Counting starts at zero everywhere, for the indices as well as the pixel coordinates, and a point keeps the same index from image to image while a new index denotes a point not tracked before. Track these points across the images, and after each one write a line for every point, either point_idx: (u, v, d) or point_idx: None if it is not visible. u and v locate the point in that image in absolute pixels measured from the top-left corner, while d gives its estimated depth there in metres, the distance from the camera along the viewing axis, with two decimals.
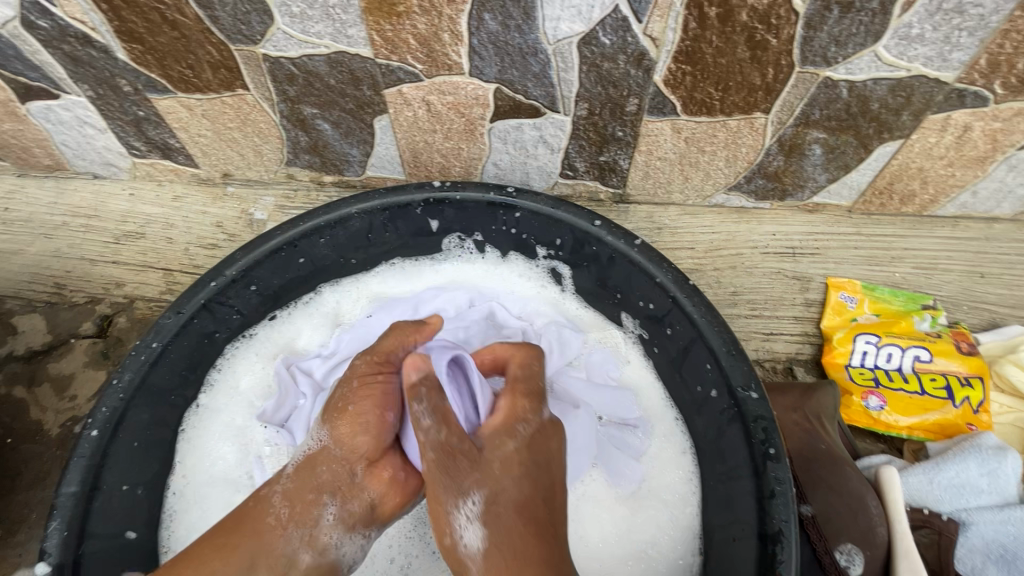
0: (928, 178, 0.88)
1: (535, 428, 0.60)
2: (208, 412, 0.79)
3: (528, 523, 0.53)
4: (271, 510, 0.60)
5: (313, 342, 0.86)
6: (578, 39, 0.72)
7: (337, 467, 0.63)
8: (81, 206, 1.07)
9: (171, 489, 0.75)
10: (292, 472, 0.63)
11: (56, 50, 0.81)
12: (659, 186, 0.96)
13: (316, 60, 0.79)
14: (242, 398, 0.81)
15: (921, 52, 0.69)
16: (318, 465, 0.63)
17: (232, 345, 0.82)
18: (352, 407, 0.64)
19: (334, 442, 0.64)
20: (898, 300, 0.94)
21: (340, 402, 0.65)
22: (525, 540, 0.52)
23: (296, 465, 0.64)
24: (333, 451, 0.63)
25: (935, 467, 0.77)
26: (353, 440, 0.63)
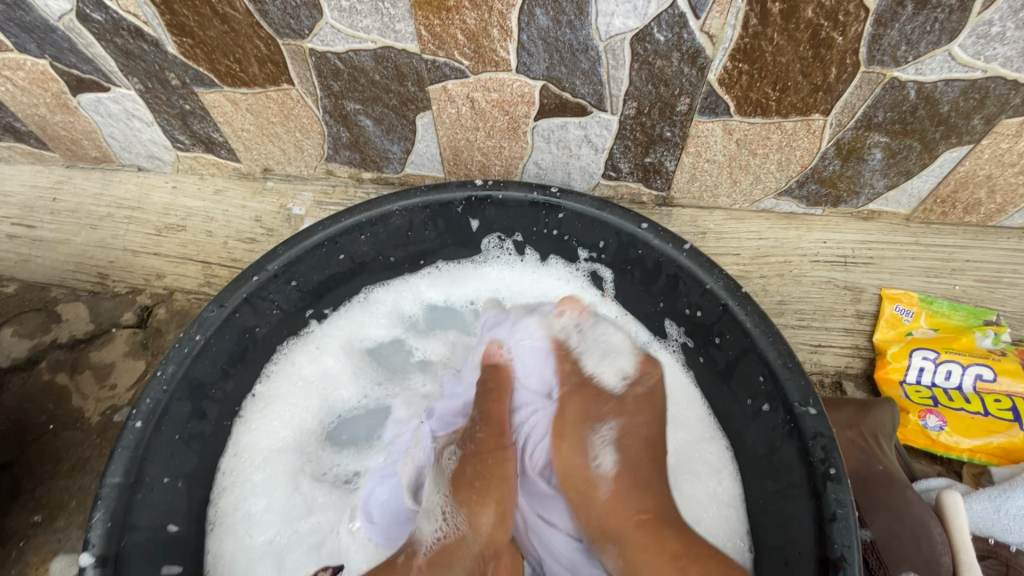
0: (996, 186, 0.83)
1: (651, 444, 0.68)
2: (262, 401, 0.82)
3: (652, 456, 0.67)
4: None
5: (377, 332, 0.89)
6: (632, 35, 0.69)
7: (472, 560, 0.64)
8: (125, 198, 1.09)
9: (225, 462, 0.78)
10: (426, 563, 0.63)
11: (109, 43, 0.82)
12: (706, 189, 0.93)
13: (362, 56, 0.78)
14: (300, 382, 0.84)
15: (1001, 51, 0.65)
16: (455, 557, 0.63)
17: (288, 343, 0.84)
18: (488, 496, 0.65)
19: (471, 534, 0.64)
20: (957, 314, 0.89)
21: (478, 483, 0.66)
22: (648, 467, 0.67)
23: (429, 558, 0.64)
24: (469, 542, 0.64)
25: (1002, 495, 0.72)
26: (489, 531, 0.65)
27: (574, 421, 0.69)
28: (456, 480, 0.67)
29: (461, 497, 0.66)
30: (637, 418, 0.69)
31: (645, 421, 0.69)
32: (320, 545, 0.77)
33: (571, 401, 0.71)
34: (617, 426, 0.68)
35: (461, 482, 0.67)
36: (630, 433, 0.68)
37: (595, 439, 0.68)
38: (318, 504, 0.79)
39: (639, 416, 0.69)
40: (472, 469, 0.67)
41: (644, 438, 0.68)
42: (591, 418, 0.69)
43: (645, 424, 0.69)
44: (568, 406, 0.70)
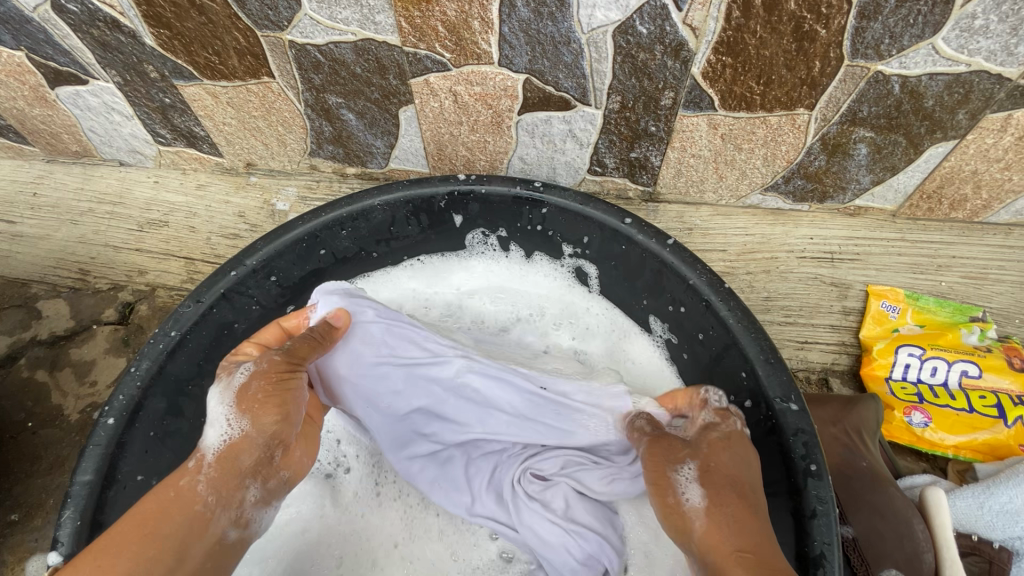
0: (981, 182, 0.83)
1: (740, 482, 0.59)
2: None
3: (742, 498, 0.57)
4: (198, 498, 0.56)
5: None
6: (614, 27, 0.68)
7: (259, 453, 0.60)
8: (106, 193, 1.07)
9: None
10: (214, 461, 0.58)
11: (86, 35, 0.81)
12: (692, 184, 0.92)
13: (342, 48, 0.77)
14: None
15: (984, 45, 0.64)
16: (241, 453, 0.59)
17: None
18: (273, 401, 0.61)
19: (256, 429, 0.60)
20: (944, 311, 0.89)
21: (262, 396, 0.61)
22: (742, 511, 0.56)
23: (217, 452, 0.59)
24: (255, 438, 0.60)
25: (986, 491, 0.72)
26: (273, 426, 0.61)
27: (653, 460, 0.63)
28: (242, 393, 0.61)
29: (244, 403, 0.60)
30: (732, 460, 0.60)
31: (733, 462, 0.60)
32: (303, 533, 0.80)
33: (653, 449, 0.64)
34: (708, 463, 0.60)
35: (244, 395, 0.61)
36: (720, 474, 0.59)
37: (677, 484, 0.60)
38: (296, 494, 0.81)
39: (722, 460, 0.60)
40: (259, 385, 0.62)
41: (741, 485, 0.58)
42: (671, 458, 0.62)
43: (732, 465, 0.60)
44: (645, 457, 0.65)
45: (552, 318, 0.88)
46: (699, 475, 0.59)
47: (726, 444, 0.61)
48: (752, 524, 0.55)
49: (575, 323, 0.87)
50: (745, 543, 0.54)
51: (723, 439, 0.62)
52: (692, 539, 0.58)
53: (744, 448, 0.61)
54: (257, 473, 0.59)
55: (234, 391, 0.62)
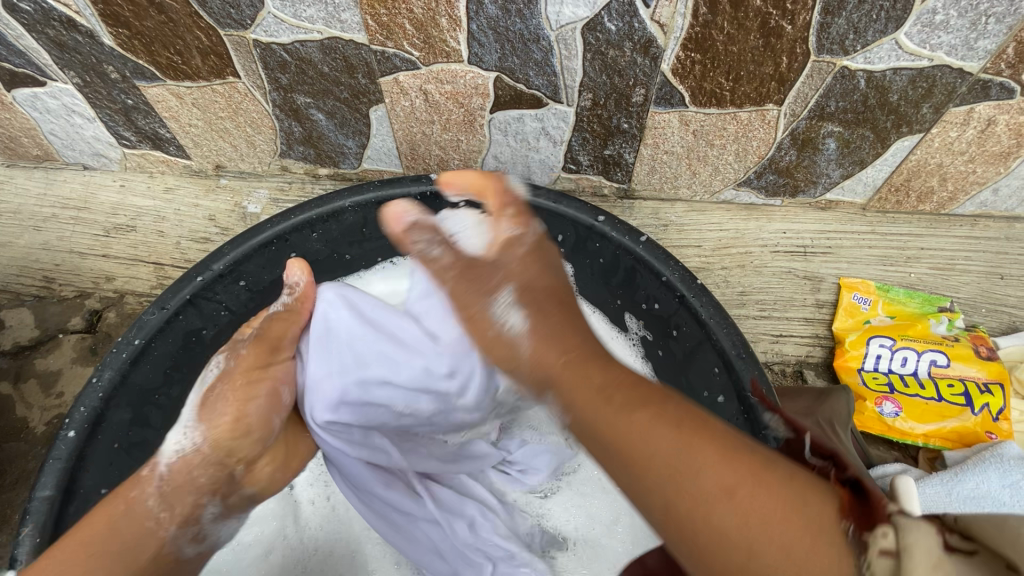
0: (947, 175, 0.84)
1: (546, 282, 0.57)
2: None
3: (560, 307, 0.55)
4: (149, 514, 0.58)
5: None
6: (582, 24, 0.68)
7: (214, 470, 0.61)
8: (70, 198, 1.04)
9: None
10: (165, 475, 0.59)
11: (40, 35, 0.78)
12: (666, 180, 0.92)
13: (308, 47, 0.75)
14: None
15: (946, 40, 0.65)
16: (194, 467, 0.60)
17: None
18: (232, 406, 0.62)
19: (211, 444, 0.61)
20: (913, 302, 0.91)
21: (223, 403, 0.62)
22: (565, 326, 0.53)
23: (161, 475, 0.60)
24: (208, 453, 0.61)
25: (954, 478, 0.75)
26: (232, 443, 0.61)
27: (468, 297, 0.57)
28: (209, 398, 0.63)
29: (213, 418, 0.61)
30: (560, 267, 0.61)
31: (557, 289, 0.57)
32: (269, 552, 0.79)
33: (461, 281, 0.58)
34: (518, 288, 0.56)
35: (208, 403, 0.63)
36: (534, 292, 0.56)
37: (498, 313, 0.55)
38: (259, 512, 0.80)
39: (540, 281, 0.57)
40: (229, 416, 0.61)
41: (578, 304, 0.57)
42: (483, 290, 0.57)
43: (545, 287, 0.57)
44: (457, 294, 0.58)
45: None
46: (518, 298, 0.55)
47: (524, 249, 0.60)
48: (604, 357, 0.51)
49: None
50: (604, 368, 0.50)
51: (530, 252, 0.60)
52: (521, 365, 0.53)
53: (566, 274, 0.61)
54: (214, 490, 0.61)
55: (202, 389, 0.64)
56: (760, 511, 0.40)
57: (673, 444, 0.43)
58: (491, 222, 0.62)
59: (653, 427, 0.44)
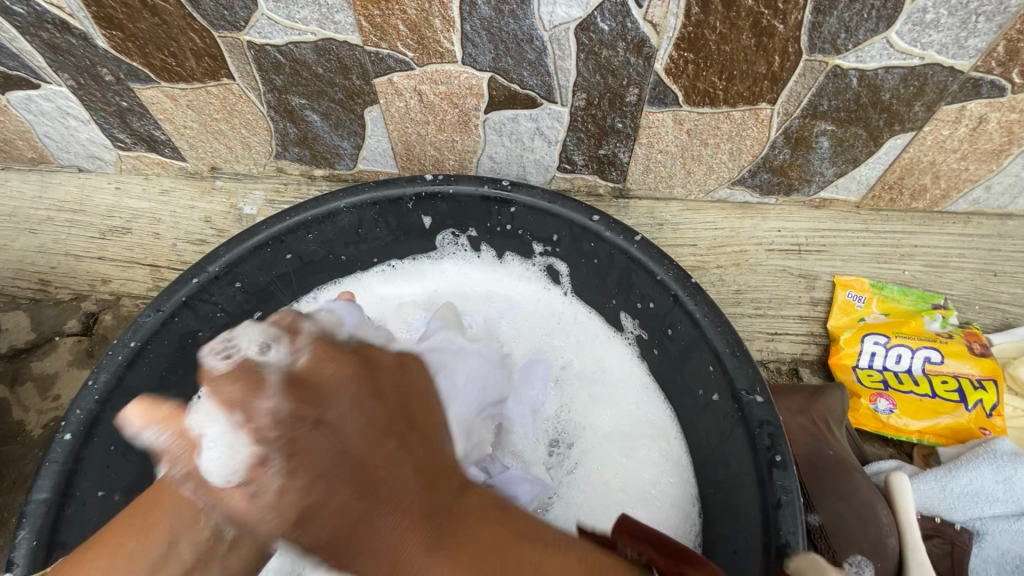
0: (939, 172, 0.85)
1: (288, 465, 0.39)
2: None
3: (334, 511, 0.37)
4: (159, 518, 0.48)
5: None
6: (575, 24, 0.68)
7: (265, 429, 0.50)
8: (65, 200, 1.04)
9: None
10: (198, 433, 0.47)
11: (34, 38, 0.78)
12: (661, 180, 0.93)
13: (302, 48, 0.75)
14: None
15: (936, 38, 0.65)
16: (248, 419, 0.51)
17: None
18: None
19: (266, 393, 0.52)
20: (907, 299, 0.91)
21: None
22: (360, 532, 0.37)
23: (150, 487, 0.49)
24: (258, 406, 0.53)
25: (948, 474, 0.75)
26: None
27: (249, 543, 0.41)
28: None
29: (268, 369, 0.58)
30: (330, 372, 0.45)
31: (354, 427, 0.42)
32: None
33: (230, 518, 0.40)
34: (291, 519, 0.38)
35: None
36: (309, 502, 0.38)
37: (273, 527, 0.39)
38: None
39: (314, 449, 0.40)
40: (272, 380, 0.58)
41: (376, 416, 0.43)
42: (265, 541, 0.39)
43: (332, 453, 0.40)
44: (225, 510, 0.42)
45: (534, 338, 0.86)
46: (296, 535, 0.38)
47: (291, 400, 0.41)
48: (402, 543, 0.36)
49: (559, 340, 0.86)
50: (397, 555, 0.36)
51: (304, 398, 0.41)
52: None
53: (361, 363, 0.48)
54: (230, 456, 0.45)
55: None
56: None
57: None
58: (241, 396, 0.41)
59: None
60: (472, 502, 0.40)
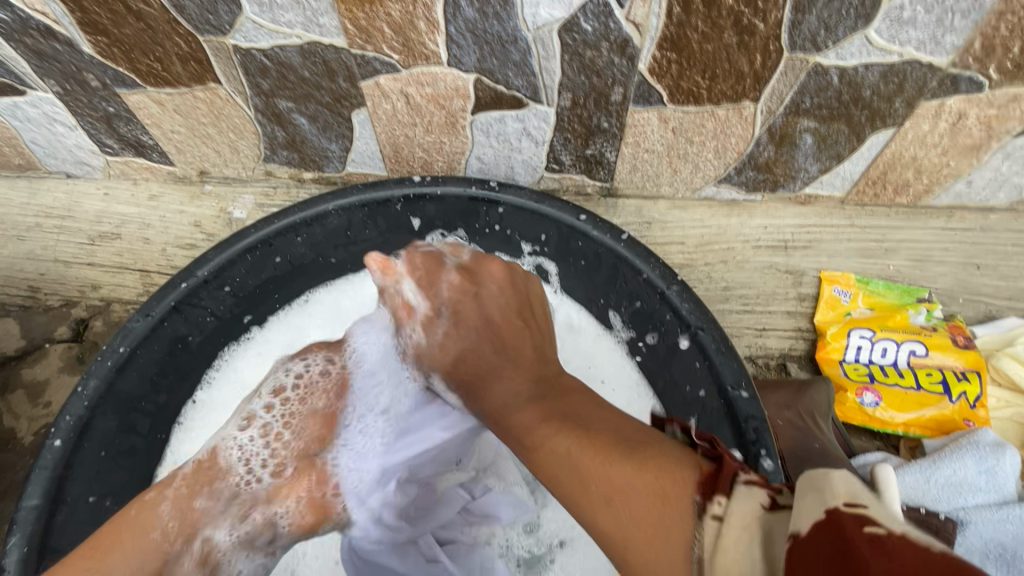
0: (922, 167, 0.86)
1: (454, 299, 0.68)
2: (208, 406, 0.81)
3: (488, 339, 0.65)
4: (157, 524, 0.59)
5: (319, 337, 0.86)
6: (559, 25, 0.68)
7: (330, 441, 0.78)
8: (53, 207, 1.03)
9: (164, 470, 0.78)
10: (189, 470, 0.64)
11: (18, 44, 0.78)
12: (648, 178, 0.93)
13: (288, 51, 0.76)
14: (241, 388, 0.83)
15: (914, 35, 0.66)
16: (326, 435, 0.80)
17: (231, 347, 0.83)
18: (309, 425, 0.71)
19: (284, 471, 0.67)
20: (892, 293, 0.92)
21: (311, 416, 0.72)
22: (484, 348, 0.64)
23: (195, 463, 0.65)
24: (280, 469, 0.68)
25: (932, 465, 0.77)
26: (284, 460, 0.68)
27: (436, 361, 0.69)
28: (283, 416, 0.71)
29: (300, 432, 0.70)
30: (492, 272, 0.69)
31: (495, 305, 0.67)
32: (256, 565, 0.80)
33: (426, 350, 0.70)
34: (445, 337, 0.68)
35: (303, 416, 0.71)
36: (460, 330, 0.67)
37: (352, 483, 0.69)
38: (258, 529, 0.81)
39: (469, 311, 0.67)
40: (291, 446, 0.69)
41: (513, 308, 0.67)
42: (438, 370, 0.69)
43: (477, 317, 0.66)
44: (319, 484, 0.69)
45: None
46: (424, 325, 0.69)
47: (460, 279, 0.68)
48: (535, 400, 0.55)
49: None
50: (509, 383, 0.60)
51: (469, 279, 0.68)
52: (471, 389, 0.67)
53: (503, 269, 0.70)
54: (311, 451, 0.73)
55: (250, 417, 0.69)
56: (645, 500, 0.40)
57: (576, 454, 0.45)
58: (424, 277, 0.69)
59: (566, 443, 0.47)
60: (576, 395, 0.54)
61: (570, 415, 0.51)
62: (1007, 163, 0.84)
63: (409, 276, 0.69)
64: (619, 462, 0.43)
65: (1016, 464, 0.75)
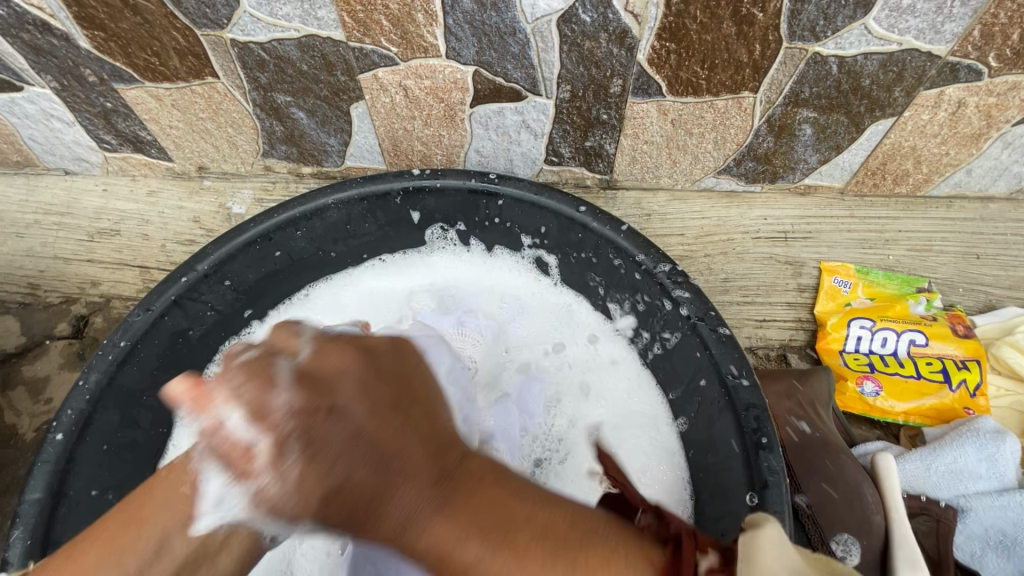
0: (921, 157, 0.86)
1: (291, 429, 0.40)
2: None
3: (364, 459, 0.40)
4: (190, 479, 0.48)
5: None
6: (557, 16, 0.68)
7: None
8: (52, 203, 1.03)
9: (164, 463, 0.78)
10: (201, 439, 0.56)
11: (15, 39, 0.77)
12: (647, 170, 0.93)
13: (286, 45, 0.75)
14: None
15: (913, 24, 0.66)
16: None
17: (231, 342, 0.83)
18: None
19: None
20: (892, 284, 0.93)
21: None
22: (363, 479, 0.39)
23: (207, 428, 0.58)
24: None
25: (932, 453, 0.77)
26: None
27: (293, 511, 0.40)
28: None
29: None
30: (332, 364, 0.44)
31: (359, 407, 0.42)
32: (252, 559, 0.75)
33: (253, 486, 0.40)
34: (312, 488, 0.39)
35: None
36: (330, 450, 0.40)
37: None
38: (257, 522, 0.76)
39: (324, 435, 0.40)
40: None
41: (383, 397, 0.44)
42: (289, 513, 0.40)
43: (344, 436, 0.40)
44: None
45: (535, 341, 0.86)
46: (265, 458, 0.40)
47: (300, 391, 0.41)
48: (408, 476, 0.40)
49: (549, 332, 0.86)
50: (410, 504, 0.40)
51: (315, 388, 0.41)
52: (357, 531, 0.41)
53: (358, 352, 0.47)
54: None
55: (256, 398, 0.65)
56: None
57: (507, 572, 0.36)
58: (248, 394, 0.40)
59: (484, 556, 0.37)
60: (476, 465, 0.43)
61: (487, 508, 0.40)
62: (1006, 152, 0.84)
63: (236, 401, 0.40)
64: (556, 566, 0.36)
65: (1016, 451, 0.76)
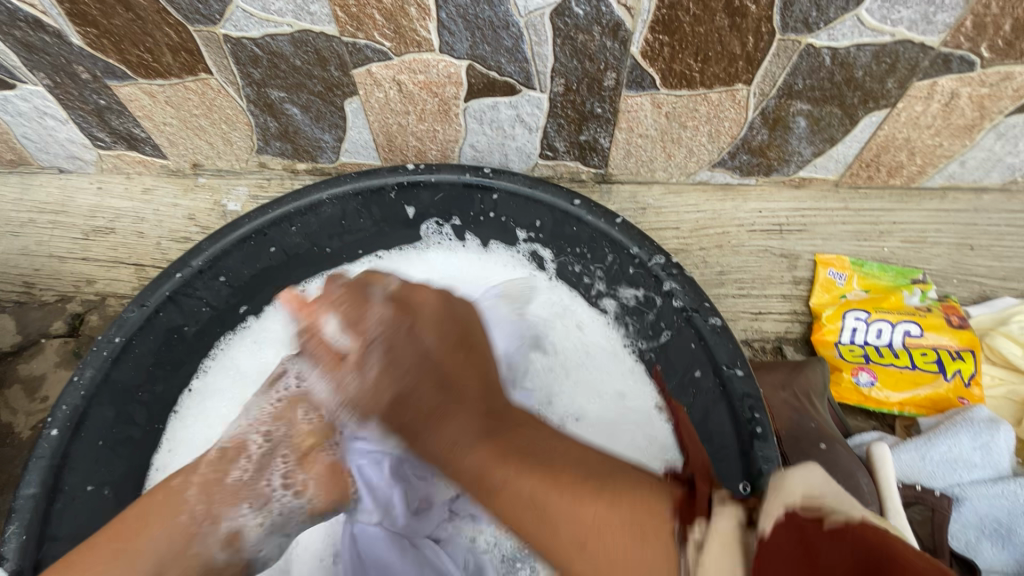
0: (915, 149, 0.86)
1: (388, 340, 0.55)
2: (203, 395, 0.81)
3: (427, 382, 0.52)
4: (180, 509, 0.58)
5: None
6: (550, 10, 0.68)
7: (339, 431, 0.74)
8: (47, 202, 1.03)
9: (158, 458, 0.78)
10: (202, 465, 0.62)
11: (7, 36, 0.77)
12: (642, 164, 0.94)
13: (279, 40, 0.75)
14: (237, 376, 0.83)
15: (905, 15, 0.66)
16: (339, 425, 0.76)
17: (226, 337, 0.83)
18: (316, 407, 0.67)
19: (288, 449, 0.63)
20: (887, 275, 0.93)
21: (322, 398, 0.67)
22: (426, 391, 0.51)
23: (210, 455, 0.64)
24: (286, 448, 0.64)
25: (926, 443, 0.77)
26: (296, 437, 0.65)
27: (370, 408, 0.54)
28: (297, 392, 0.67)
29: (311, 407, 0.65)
30: (421, 297, 0.59)
31: (430, 337, 0.55)
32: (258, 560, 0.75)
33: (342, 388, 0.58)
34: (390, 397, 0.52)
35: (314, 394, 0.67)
36: (406, 370, 0.53)
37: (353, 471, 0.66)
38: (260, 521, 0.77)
39: (403, 352, 0.54)
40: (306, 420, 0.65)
41: (451, 333, 0.56)
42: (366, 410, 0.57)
43: (417, 355, 0.54)
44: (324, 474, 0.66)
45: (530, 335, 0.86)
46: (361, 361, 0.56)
47: (392, 311, 0.57)
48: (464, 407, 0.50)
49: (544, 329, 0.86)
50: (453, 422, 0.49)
51: (401, 310, 0.57)
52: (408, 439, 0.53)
53: (440, 296, 0.61)
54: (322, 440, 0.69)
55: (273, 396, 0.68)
56: (615, 537, 0.40)
57: (534, 486, 0.43)
58: (350, 310, 0.58)
59: (514, 474, 0.44)
60: (516, 413, 0.51)
61: (517, 445, 0.47)
62: (1000, 143, 0.85)
63: (338, 313, 0.58)
64: (588, 497, 0.42)
65: (1010, 440, 0.76)
